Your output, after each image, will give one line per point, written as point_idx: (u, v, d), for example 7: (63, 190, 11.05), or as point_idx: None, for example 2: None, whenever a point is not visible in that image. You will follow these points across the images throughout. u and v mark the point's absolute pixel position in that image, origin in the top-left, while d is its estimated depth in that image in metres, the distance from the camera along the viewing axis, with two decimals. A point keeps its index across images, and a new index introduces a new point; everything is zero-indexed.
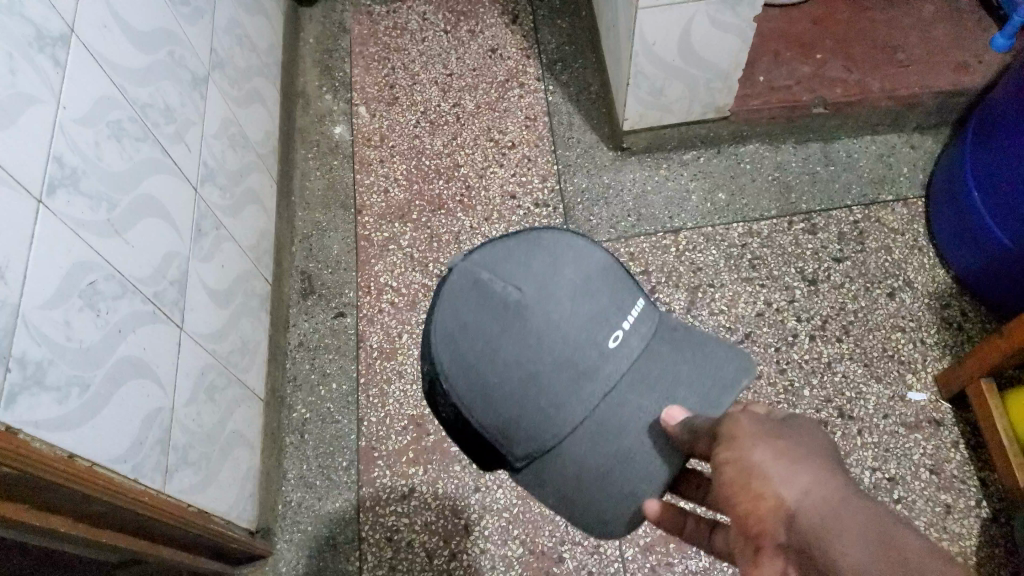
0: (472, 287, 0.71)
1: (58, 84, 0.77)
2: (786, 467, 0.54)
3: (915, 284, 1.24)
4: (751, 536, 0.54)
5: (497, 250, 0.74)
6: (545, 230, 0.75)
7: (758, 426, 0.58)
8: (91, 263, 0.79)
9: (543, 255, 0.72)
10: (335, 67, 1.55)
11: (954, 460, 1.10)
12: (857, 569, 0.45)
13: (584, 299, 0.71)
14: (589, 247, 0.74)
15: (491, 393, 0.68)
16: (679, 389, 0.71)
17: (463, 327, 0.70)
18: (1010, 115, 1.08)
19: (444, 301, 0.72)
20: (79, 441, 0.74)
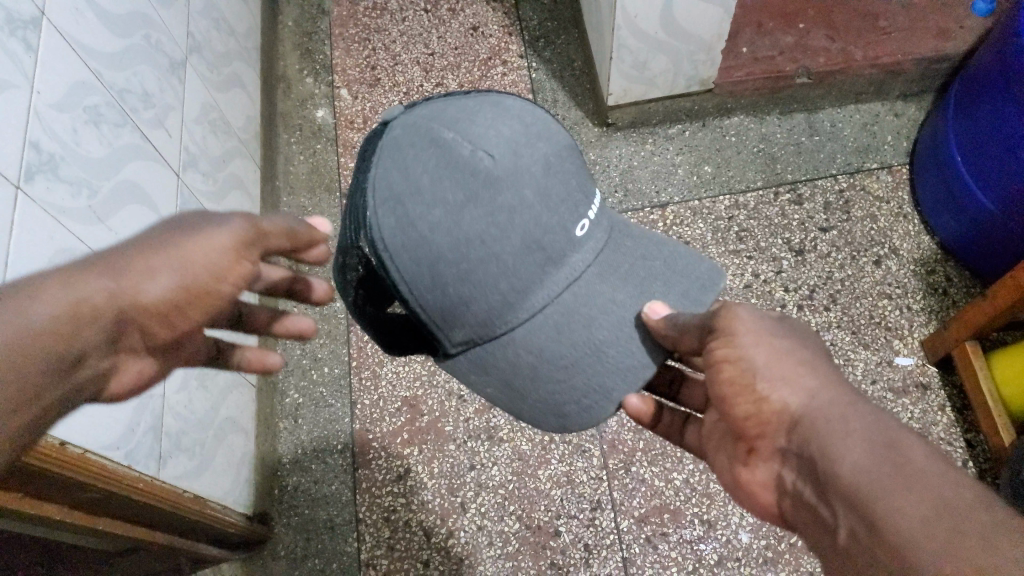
0: (433, 146, 0.68)
1: (32, 68, 0.76)
2: (790, 371, 0.61)
3: (900, 251, 1.25)
4: (752, 428, 0.63)
5: (460, 113, 0.70)
6: (510, 101, 0.73)
7: (765, 331, 0.65)
8: (73, 249, 0.78)
9: (514, 123, 0.69)
10: (315, 50, 1.53)
11: (941, 423, 1.12)
12: (845, 456, 0.53)
13: (558, 178, 0.69)
14: (558, 127, 0.73)
15: (446, 268, 0.66)
16: (643, 288, 0.73)
17: (418, 192, 0.66)
18: (993, 80, 1.09)
19: (399, 160, 0.68)
20: (71, 428, 0.74)
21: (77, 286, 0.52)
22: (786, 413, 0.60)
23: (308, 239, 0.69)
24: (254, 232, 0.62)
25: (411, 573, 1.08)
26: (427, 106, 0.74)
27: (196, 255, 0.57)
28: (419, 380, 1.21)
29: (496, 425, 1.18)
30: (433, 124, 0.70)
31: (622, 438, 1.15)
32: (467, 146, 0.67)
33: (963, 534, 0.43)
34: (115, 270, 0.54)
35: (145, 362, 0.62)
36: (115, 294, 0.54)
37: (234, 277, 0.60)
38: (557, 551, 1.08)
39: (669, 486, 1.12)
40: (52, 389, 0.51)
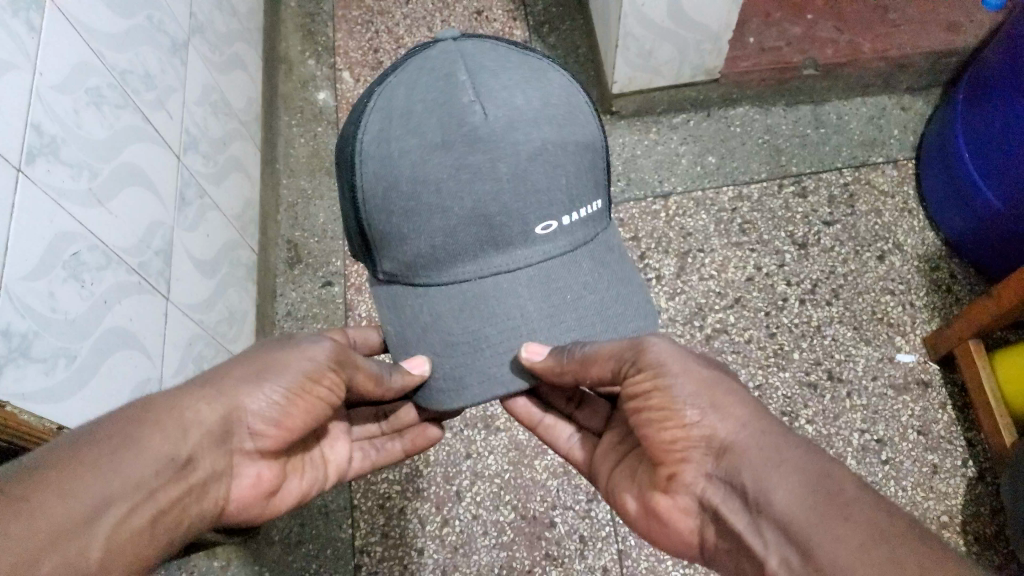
0: (443, 83, 0.72)
1: (34, 49, 0.75)
2: (714, 399, 0.60)
3: (904, 247, 1.23)
4: (677, 460, 0.61)
5: (489, 67, 0.74)
6: (551, 77, 0.75)
7: (682, 355, 0.64)
8: (71, 232, 0.77)
9: (533, 97, 0.72)
10: (318, 32, 1.52)
11: (942, 421, 1.11)
12: (783, 492, 0.53)
13: (541, 167, 0.70)
14: (584, 124, 0.75)
15: (398, 197, 0.69)
16: (589, 306, 0.74)
17: (407, 114, 0.71)
18: (1004, 75, 1.07)
19: (412, 82, 0.74)
20: (67, 414, 0.74)
21: (185, 402, 0.61)
22: (714, 441, 0.59)
23: (399, 386, 0.73)
24: (345, 353, 0.70)
25: (405, 561, 1.07)
26: (478, 45, 0.78)
27: (289, 365, 0.66)
28: None
29: (492, 414, 1.17)
30: (466, 67, 0.74)
31: None
32: (471, 99, 0.70)
33: (900, 559, 0.46)
34: (221, 383, 0.63)
35: (260, 464, 0.68)
36: (220, 402, 0.62)
37: (327, 380, 0.68)
38: (552, 541, 1.07)
39: None
40: (166, 490, 0.57)
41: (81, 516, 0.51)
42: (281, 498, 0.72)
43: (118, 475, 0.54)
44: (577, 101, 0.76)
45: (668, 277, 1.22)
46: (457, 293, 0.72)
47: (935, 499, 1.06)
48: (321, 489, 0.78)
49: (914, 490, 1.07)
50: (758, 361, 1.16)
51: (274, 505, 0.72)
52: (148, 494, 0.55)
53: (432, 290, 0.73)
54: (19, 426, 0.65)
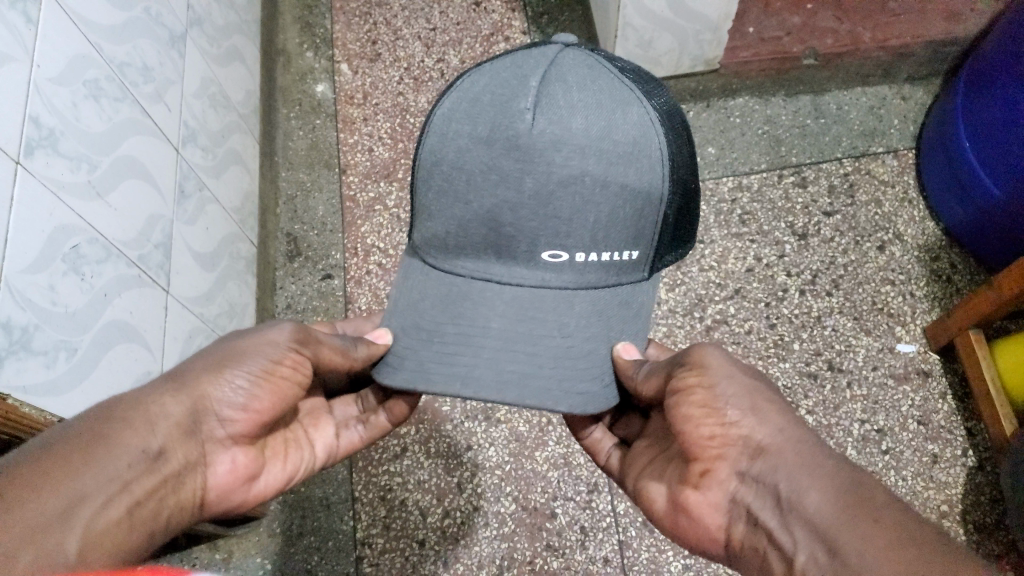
0: (517, 75, 0.69)
1: (32, 42, 0.75)
2: (759, 406, 0.61)
3: (905, 237, 1.23)
4: (709, 458, 0.61)
5: (575, 80, 0.69)
6: (635, 108, 0.68)
7: (731, 362, 0.65)
8: (71, 225, 0.77)
9: (597, 121, 0.66)
10: (316, 24, 1.52)
11: (942, 411, 1.11)
12: (816, 493, 0.53)
13: (570, 196, 0.66)
14: (649, 174, 0.68)
15: (435, 176, 0.70)
16: (547, 354, 0.68)
17: (473, 100, 0.69)
18: (1004, 64, 1.07)
19: (496, 70, 0.71)
20: (69, 406, 0.74)
21: (151, 396, 0.62)
22: (750, 439, 0.59)
23: (365, 355, 0.72)
24: (308, 335, 0.71)
25: (406, 552, 1.08)
26: (585, 52, 0.73)
27: (249, 352, 0.67)
28: None
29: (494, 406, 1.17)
30: (551, 68, 0.70)
31: None
32: (531, 104, 0.67)
33: (926, 561, 0.45)
34: (186, 377, 0.64)
35: (238, 451, 0.69)
36: (185, 394, 0.63)
37: (289, 360, 0.69)
38: (553, 532, 1.08)
39: None
40: (140, 482, 0.58)
41: (56, 510, 0.51)
42: (262, 484, 0.72)
43: (91, 471, 0.55)
44: (656, 142, 0.68)
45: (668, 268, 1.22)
46: (447, 287, 0.71)
47: (936, 488, 1.06)
48: (308, 467, 0.78)
49: (914, 479, 1.07)
50: (758, 352, 1.16)
51: (257, 492, 0.72)
52: (122, 486, 0.56)
53: (431, 271, 0.73)
54: (20, 420, 0.65)
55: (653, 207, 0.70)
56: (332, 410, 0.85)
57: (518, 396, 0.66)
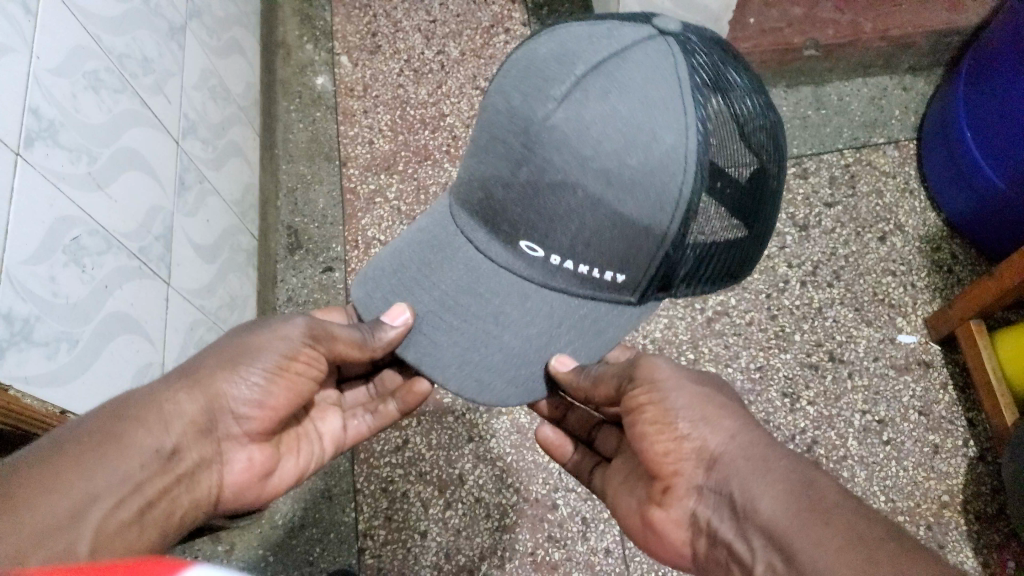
0: (574, 57, 0.65)
1: (31, 32, 0.75)
2: (711, 415, 0.62)
3: (906, 228, 1.23)
4: (668, 474, 0.62)
5: (632, 86, 0.63)
6: (674, 136, 0.62)
7: (676, 372, 0.66)
8: (71, 216, 0.77)
9: (616, 137, 0.62)
10: (315, 16, 1.51)
11: (943, 401, 1.11)
12: (771, 501, 0.53)
13: (557, 201, 0.64)
14: (656, 210, 0.64)
15: (480, 133, 0.71)
16: (466, 337, 0.72)
17: (531, 70, 0.67)
18: (1005, 53, 1.06)
19: (572, 45, 0.67)
20: (71, 397, 0.74)
21: (162, 395, 0.62)
22: (704, 450, 0.60)
23: (382, 347, 0.71)
24: (320, 330, 0.71)
25: (408, 543, 1.08)
26: (677, 53, 0.66)
27: (258, 350, 0.67)
28: None
29: None
30: (611, 65, 0.65)
31: None
32: (561, 94, 0.63)
33: (875, 562, 0.47)
34: (198, 376, 0.65)
35: (250, 446, 0.69)
36: (198, 392, 0.64)
37: (304, 357, 0.70)
38: (554, 524, 1.08)
39: None
40: (153, 482, 0.59)
41: (66, 511, 0.51)
42: (277, 478, 0.74)
43: (103, 470, 0.55)
44: (675, 179, 0.63)
45: None
46: (440, 241, 0.75)
47: (937, 478, 1.07)
48: (318, 461, 0.80)
49: (914, 470, 1.07)
50: (759, 343, 1.16)
51: (272, 485, 0.73)
52: (134, 486, 0.57)
53: (444, 224, 0.76)
54: (20, 411, 0.66)
55: (645, 238, 0.65)
56: (341, 399, 0.87)
57: (415, 359, 0.73)
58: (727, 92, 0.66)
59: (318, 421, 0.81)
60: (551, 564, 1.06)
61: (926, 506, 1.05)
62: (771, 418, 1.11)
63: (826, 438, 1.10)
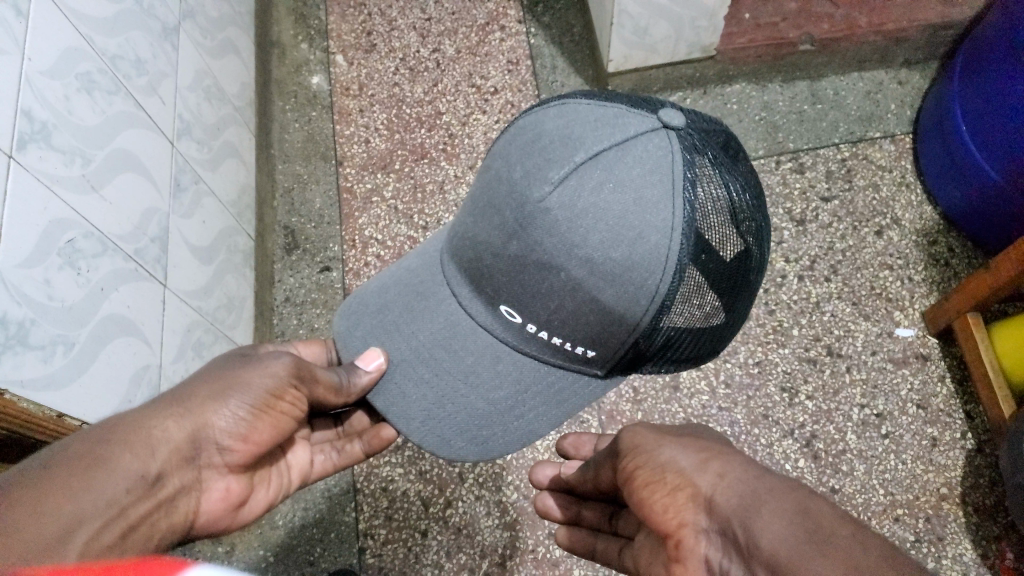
0: (578, 137, 0.64)
1: (22, 34, 0.74)
2: (706, 461, 0.54)
3: (903, 222, 1.23)
4: (670, 535, 0.51)
5: (627, 179, 0.62)
6: (656, 236, 0.61)
7: (663, 435, 0.61)
8: (67, 219, 0.77)
9: (601, 230, 0.61)
10: (310, 15, 1.50)
11: (941, 394, 1.12)
12: (776, 538, 0.43)
13: (540, 278, 0.65)
14: (632, 299, 0.63)
15: (478, 194, 0.71)
16: (435, 391, 0.73)
17: (534, 142, 0.66)
18: (1000, 45, 1.06)
19: (577, 121, 0.66)
20: (68, 400, 0.74)
21: (150, 420, 0.63)
22: (702, 490, 0.51)
23: (359, 390, 0.74)
24: (306, 370, 0.72)
25: (409, 542, 1.08)
26: (682, 149, 0.64)
27: (245, 383, 0.68)
28: None
29: None
30: (611, 154, 0.63)
31: (620, 408, 1.13)
32: (559, 173, 0.63)
33: None
34: (186, 403, 0.65)
35: (227, 477, 0.71)
36: (187, 420, 0.65)
37: (290, 395, 0.71)
38: None
39: None
40: (138, 507, 0.59)
41: (53, 532, 0.51)
42: (247, 510, 0.75)
43: (92, 492, 0.55)
44: (654, 276, 0.62)
45: None
46: (425, 292, 0.75)
47: (935, 471, 1.07)
48: (284, 492, 0.81)
49: (913, 463, 1.08)
50: (757, 338, 1.17)
51: (241, 516, 0.75)
52: (119, 510, 0.56)
53: (432, 276, 0.77)
54: (16, 415, 0.66)
55: (620, 325, 0.65)
56: (311, 433, 0.87)
57: (384, 407, 0.74)
58: (723, 192, 0.64)
59: (288, 452, 0.82)
60: (552, 561, 1.06)
61: (925, 499, 1.05)
62: (770, 412, 1.12)
63: (825, 432, 1.10)
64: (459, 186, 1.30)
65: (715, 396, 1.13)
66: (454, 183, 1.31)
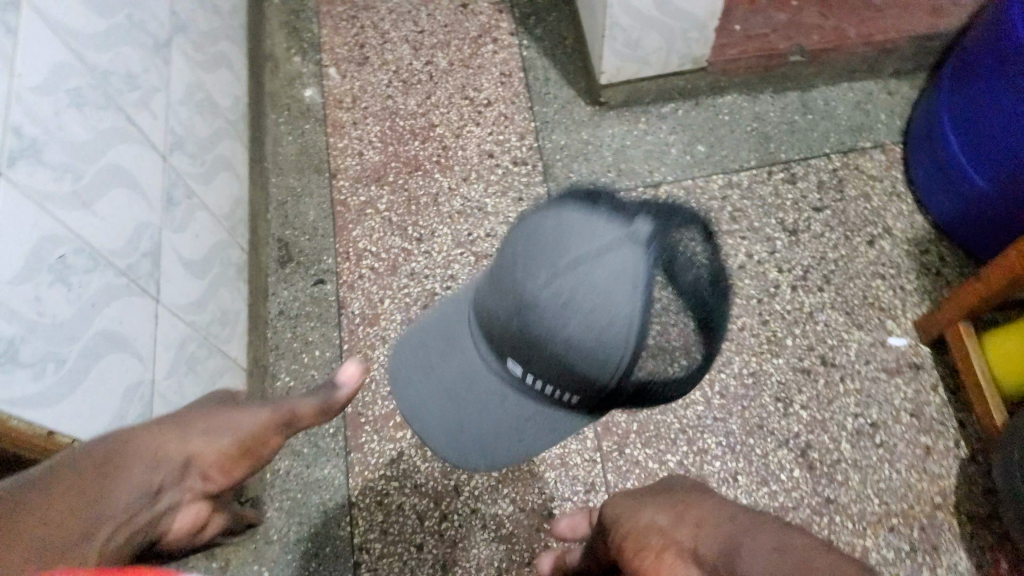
0: (563, 243, 0.66)
1: (12, 51, 0.74)
2: (687, 513, 0.54)
3: (894, 231, 1.24)
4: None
5: (600, 307, 0.64)
6: (617, 354, 0.65)
7: (647, 502, 0.61)
8: (58, 235, 0.77)
9: (575, 324, 0.65)
10: (303, 28, 1.51)
11: (934, 403, 1.12)
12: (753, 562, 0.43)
13: (530, 349, 0.70)
14: (601, 377, 0.67)
15: (496, 259, 0.75)
16: (453, 422, 0.80)
17: (534, 229, 0.69)
18: (988, 56, 1.07)
19: (569, 214, 0.67)
20: (59, 418, 0.73)
21: (152, 441, 0.60)
22: (681, 537, 0.51)
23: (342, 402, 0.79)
24: (287, 412, 0.73)
25: (404, 557, 1.07)
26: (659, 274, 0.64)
27: (236, 421, 0.68)
28: None
29: None
30: (588, 266, 0.64)
31: (615, 420, 1.14)
32: (550, 270, 0.65)
33: None
34: (184, 428, 0.64)
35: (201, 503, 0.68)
36: (185, 442, 0.62)
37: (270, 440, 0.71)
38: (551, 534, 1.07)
39: (663, 468, 1.10)
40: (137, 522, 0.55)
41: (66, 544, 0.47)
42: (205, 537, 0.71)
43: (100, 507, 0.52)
44: (618, 359, 0.65)
45: None
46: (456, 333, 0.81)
47: (929, 480, 1.08)
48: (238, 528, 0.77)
49: (907, 472, 1.08)
50: (751, 348, 1.17)
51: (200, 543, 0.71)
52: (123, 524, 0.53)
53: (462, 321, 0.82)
54: None
55: (591, 390, 0.69)
56: None
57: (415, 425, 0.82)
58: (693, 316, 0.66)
59: None
60: None
61: (919, 507, 1.06)
62: (765, 423, 1.12)
63: (820, 442, 1.11)
64: (453, 199, 1.31)
65: (710, 406, 1.14)
66: (447, 195, 1.31)
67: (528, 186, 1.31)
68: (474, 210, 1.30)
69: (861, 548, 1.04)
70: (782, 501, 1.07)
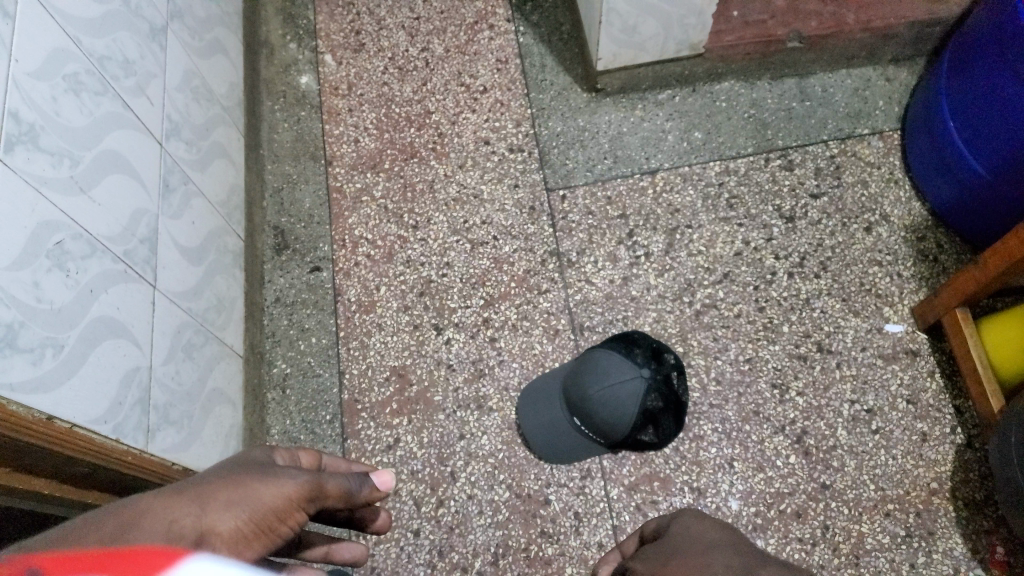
0: (601, 378, 1.00)
1: (10, 36, 0.74)
2: None
3: (892, 217, 1.24)
4: None
5: (623, 400, 0.98)
6: (626, 415, 0.98)
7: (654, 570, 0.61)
8: (56, 222, 0.77)
9: (608, 390, 0.99)
10: (298, 14, 1.49)
11: (931, 389, 1.12)
12: None
13: (586, 399, 1.01)
14: (617, 417, 0.99)
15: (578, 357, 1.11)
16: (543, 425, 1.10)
17: (591, 355, 1.05)
18: (987, 39, 1.06)
19: (613, 358, 1.02)
20: (59, 404, 0.73)
21: (163, 514, 0.50)
22: None
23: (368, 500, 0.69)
24: (318, 487, 0.62)
25: (401, 542, 1.08)
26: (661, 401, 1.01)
27: (261, 495, 0.56)
28: (408, 349, 1.20)
29: (486, 394, 1.16)
30: (616, 394, 0.98)
31: None
32: (599, 384, 1.00)
33: None
34: (201, 500, 0.54)
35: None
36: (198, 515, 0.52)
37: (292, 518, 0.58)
38: (547, 519, 1.08)
39: (659, 454, 1.10)
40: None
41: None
42: None
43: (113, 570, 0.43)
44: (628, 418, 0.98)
45: (657, 254, 1.23)
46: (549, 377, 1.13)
47: (925, 466, 1.08)
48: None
49: (903, 458, 1.08)
50: (747, 335, 1.17)
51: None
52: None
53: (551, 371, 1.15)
54: (9, 418, 0.64)
55: (608, 436, 1.02)
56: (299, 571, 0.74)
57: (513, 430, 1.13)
58: (670, 405, 1.03)
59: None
60: (545, 559, 1.05)
61: (915, 493, 1.06)
62: (761, 409, 1.12)
63: (815, 428, 1.11)
64: (449, 185, 1.31)
65: (706, 393, 1.14)
66: (443, 182, 1.31)
67: (525, 173, 1.31)
68: (470, 197, 1.30)
69: (857, 533, 1.04)
70: (778, 487, 1.08)
